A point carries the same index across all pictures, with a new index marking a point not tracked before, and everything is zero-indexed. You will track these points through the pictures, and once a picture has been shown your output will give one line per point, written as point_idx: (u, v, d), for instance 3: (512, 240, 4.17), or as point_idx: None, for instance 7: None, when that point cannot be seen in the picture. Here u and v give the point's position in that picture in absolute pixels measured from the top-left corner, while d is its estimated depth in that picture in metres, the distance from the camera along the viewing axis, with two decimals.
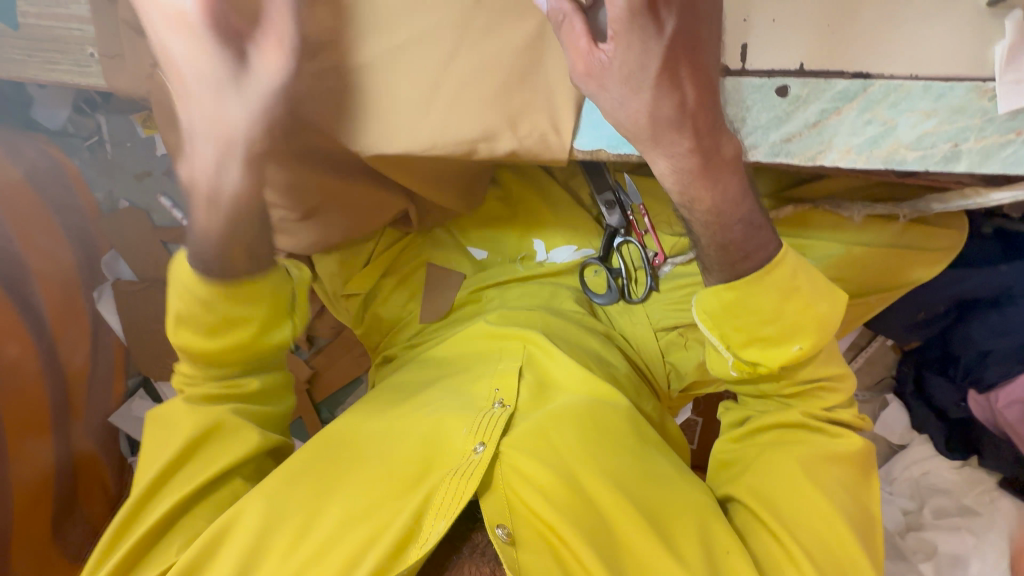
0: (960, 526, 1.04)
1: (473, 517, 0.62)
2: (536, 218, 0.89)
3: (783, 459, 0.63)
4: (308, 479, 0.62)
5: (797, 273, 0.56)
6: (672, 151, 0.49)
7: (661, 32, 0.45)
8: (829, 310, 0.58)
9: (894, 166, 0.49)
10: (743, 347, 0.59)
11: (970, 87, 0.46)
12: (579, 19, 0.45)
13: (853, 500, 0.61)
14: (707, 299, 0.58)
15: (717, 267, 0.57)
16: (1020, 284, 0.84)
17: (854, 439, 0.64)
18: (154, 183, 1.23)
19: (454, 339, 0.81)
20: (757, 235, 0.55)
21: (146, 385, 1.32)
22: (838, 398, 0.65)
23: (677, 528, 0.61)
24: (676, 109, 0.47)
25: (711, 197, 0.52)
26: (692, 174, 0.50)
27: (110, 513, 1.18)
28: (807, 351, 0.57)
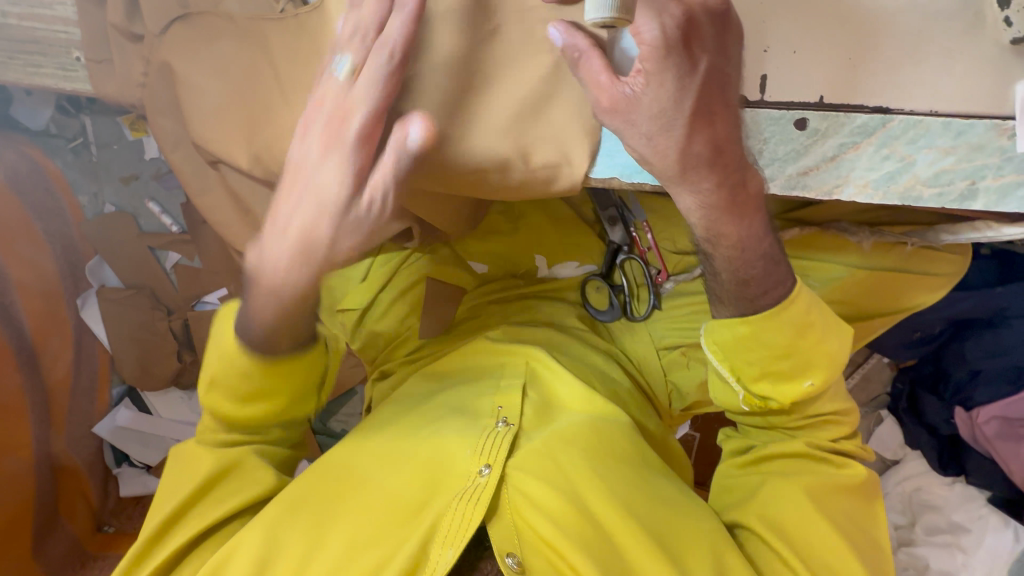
0: (950, 543, 1.03)
1: (481, 544, 0.59)
2: (538, 233, 0.88)
3: (791, 489, 0.63)
4: (307, 507, 0.60)
5: (810, 310, 0.57)
6: (698, 186, 0.49)
7: (693, 70, 0.46)
8: (839, 347, 0.59)
9: (909, 202, 0.48)
10: (755, 381, 0.60)
11: (989, 125, 0.46)
12: (598, 56, 0.46)
13: (858, 528, 0.62)
14: (720, 329, 0.59)
15: (731, 300, 0.58)
16: (1015, 305, 0.85)
17: (857, 469, 0.65)
18: (142, 187, 1.20)
19: (455, 355, 0.79)
20: (776, 273, 0.57)
21: (132, 394, 1.23)
22: (842, 431, 0.67)
23: (688, 556, 0.58)
24: (706, 146, 0.48)
25: (736, 232, 0.53)
26: (719, 210, 0.51)
27: (93, 527, 1.14)
28: (819, 386, 0.58)
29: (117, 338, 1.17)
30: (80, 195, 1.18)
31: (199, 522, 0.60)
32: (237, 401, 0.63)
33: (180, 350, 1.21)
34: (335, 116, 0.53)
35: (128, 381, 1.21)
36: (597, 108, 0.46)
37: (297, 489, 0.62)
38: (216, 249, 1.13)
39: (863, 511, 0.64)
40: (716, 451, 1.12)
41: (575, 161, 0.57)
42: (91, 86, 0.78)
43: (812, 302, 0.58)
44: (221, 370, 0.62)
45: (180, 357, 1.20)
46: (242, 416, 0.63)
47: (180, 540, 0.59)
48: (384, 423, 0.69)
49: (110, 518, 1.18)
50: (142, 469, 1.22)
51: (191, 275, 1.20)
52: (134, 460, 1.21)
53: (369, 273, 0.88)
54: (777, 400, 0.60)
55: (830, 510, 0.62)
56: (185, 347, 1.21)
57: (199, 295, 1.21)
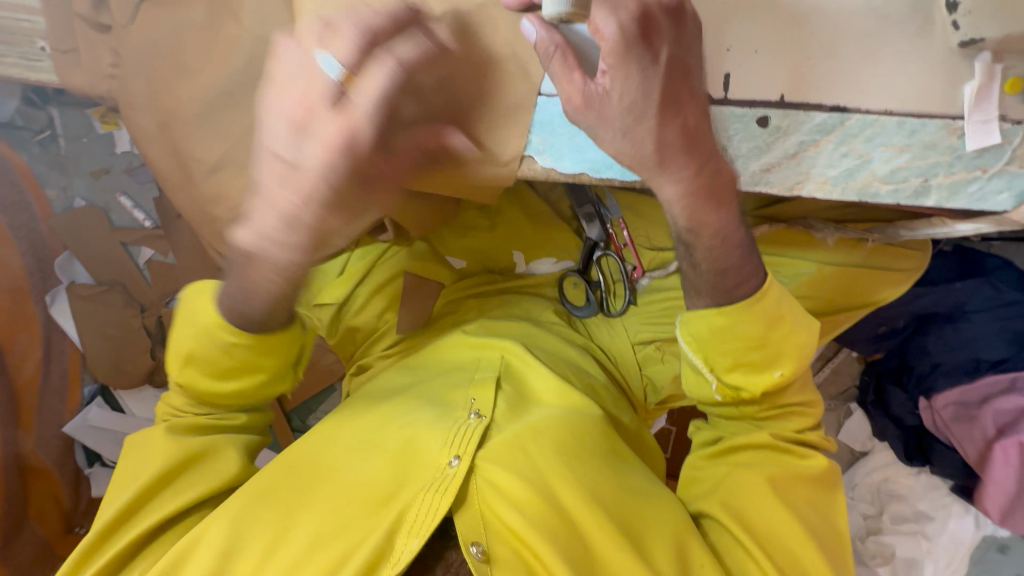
0: (916, 531, 1.07)
1: (447, 533, 0.60)
2: (515, 229, 0.88)
3: (753, 478, 0.64)
4: (271, 501, 0.61)
5: (780, 304, 0.59)
6: (678, 176, 0.50)
7: (656, 59, 0.46)
8: (808, 339, 0.61)
9: (868, 198, 0.51)
10: (728, 371, 0.61)
11: (941, 125, 0.47)
12: (568, 55, 0.47)
13: (817, 512, 0.64)
14: (697, 321, 0.59)
15: (709, 291, 0.58)
16: (973, 300, 0.89)
17: (822, 458, 0.66)
18: (113, 181, 1.17)
19: (429, 349, 0.80)
20: (750, 264, 0.58)
21: (105, 391, 1.20)
22: (807, 421, 0.68)
23: (651, 539, 0.60)
24: (680, 134, 0.48)
25: (716, 222, 0.53)
26: (698, 198, 0.51)
27: (68, 527, 1.12)
28: (788, 377, 0.60)
29: (87, 334, 1.14)
30: (48, 189, 1.15)
31: (160, 512, 0.60)
32: (213, 378, 0.64)
33: (153, 348, 1.16)
34: (326, 125, 0.45)
35: (100, 379, 1.18)
36: (568, 106, 0.47)
37: (262, 481, 0.63)
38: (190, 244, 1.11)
39: (819, 498, 0.65)
40: (691, 444, 1.14)
41: (547, 156, 0.58)
42: (56, 75, 0.82)
43: (782, 296, 0.59)
44: (199, 344, 0.63)
45: (154, 355, 1.16)
46: (214, 391, 0.65)
47: (139, 531, 0.59)
48: (355, 415, 0.70)
49: (81, 519, 1.14)
50: (114, 468, 1.18)
51: (165, 271, 1.17)
52: (105, 459, 1.18)
53: (344, 269, 0.88)
54: (749, 391, 0.61)
55: (787, 496, 0.63)
56: (158, 345, 1.17)
57: (173, 292, 1.17)
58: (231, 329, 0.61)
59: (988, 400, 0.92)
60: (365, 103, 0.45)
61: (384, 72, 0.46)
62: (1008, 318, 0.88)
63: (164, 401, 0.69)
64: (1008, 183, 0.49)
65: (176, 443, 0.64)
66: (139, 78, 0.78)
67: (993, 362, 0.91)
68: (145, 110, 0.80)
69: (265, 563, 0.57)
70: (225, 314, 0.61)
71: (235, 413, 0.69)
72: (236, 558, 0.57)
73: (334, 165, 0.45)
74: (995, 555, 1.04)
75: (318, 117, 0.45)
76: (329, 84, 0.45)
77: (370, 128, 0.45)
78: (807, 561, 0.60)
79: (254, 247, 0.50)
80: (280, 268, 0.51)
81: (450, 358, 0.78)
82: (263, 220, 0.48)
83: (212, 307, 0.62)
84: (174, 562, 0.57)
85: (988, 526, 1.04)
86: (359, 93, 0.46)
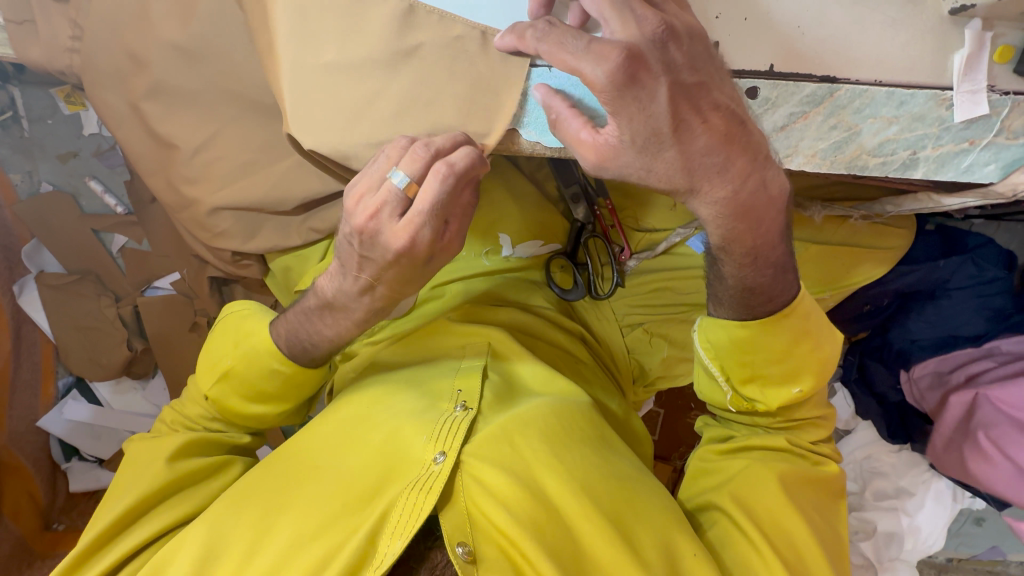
0: (896, 507, 1.11)
1: (432, 534, 0.59)
2: (504, 213, 0.84)
3: (763, 472, 0.65)
4: (256, 502, 0.61)
5: (807, 320, 0.60)
6: (711, 198, 0.50)
7: (653, 99, 0.44)
8: (830, 352, 0.63)
9: (855, 171, 0.51)
10: (743, 384, 0.64)
11: (930, 96, 0.47)
12: (574, 114, 0.48)
13: (816, 508, 0.65)
14: (714, 328, 0.62)
15: (730, 304, 0.60)
16: (956, 277, 0.88)
17: (830, 466, 0.68)
18: (82, 165, 1.12)
19: (416, 335, 0.78)
20: (782, 281, 0.58)
21: (81, 383, 1.16)
22: (821, 433, 0.70)
23: (640, 531, 0.60)
24: (707, 153, 0.47)
25: (750, 240, 0.54)
26: (732, 219, 0.51)
27: (45, 523, 1.10)
28: (806, 394, 0.62)
29: (60, 326, 1.10)
30: (12, 173, 1.09)
31: (160, 520, 0.64)
32: (244, 399, 0.71)
33: (130, 338, 1.13)
34: (388, 228, 0.52)
35: (77, 373, 1.14)
36: (584, 163, 0.48)
37: (252, 482, 0.63)
38: (165, 231, 1.06)
39: (819, 499, 0.66)
40: (679, 426, 1.15)
41: (532, 129, 0.54)
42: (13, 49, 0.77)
43: (811, 312, 0.60)
44: (241, 364, 0.69)
45: (130, 345, 1.13)
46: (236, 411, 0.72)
47: (137, 539, 0.63)
48: (343, 411, 0.68)
49: (60, 516, 1.12)
50: (93, 462, 1.16)
51: (140, 259, 1.13)
52: (84, 453, 1.15)
53: (327, 253, 0.86)
54: (763, 402, 0.64)
55: (793, 493, 0.64)
56: (136, 336, 1.14)
57: (149, 280, 1.14)
58: (280, 358, 0.68)
59: (963, 366, 0.94)
60: (423, 213, 0.51)
61: (441, 188, 0.50)
62: (986, 296, 0.89)
63: (171, 416, 0.75)
64: (995, 155, 0.49)
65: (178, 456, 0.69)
66: (107, 56, 0.75)
67: (971, 337, 0.93)
68: (116, 90, 0.77)
69: (247, 563, 0.56)
70: (282, 346, 0.68)
71: (238, 433, 0.77)
72: (216, 561, 0.57)
73: (402, 258, 0.54)
74: (971, 529, 1.11)
75: (382, 220, 0.52)
76: (394, 193, 0.51)
77: (425, 231, 0.52)
78: (802, 549, 0.61)
79: (336, 294, 0.61)
80: (358, 320, 0.63)
81: (435, 346, 0.76)
82: (346, 284, 0.59)
83: (273, 337, 0.68)
84: (159, 564, 0.58)
85: (965, 498, 1.08)
86: (418, 205, 0.51)
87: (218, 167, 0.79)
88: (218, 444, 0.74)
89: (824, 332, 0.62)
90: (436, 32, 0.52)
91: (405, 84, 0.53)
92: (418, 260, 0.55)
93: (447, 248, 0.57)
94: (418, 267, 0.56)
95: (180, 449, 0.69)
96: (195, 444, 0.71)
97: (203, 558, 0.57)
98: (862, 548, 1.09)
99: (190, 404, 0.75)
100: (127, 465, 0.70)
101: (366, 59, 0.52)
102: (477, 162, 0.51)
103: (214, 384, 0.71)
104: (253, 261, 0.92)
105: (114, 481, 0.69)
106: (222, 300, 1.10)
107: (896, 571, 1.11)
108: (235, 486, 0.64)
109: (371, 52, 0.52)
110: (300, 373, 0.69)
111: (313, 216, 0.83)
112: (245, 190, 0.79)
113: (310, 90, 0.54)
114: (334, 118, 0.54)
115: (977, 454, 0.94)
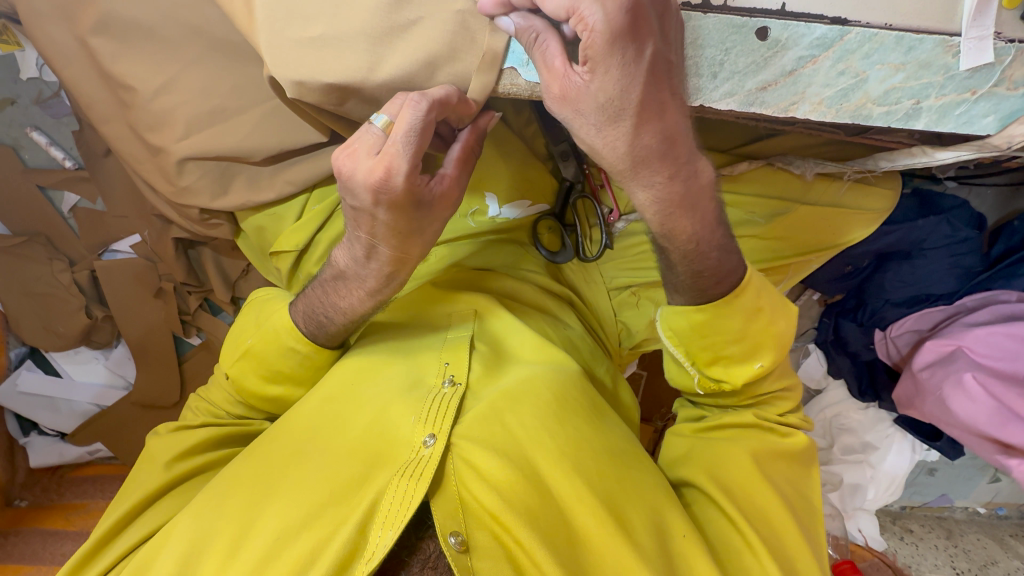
0: (862, 461, 1.19)
1: (422, 524, 0.57)
2: (489, 168, 0.80)
3: (732, 449, 0.66)
4: (237, 494, 0.58)
5: (758, 297, 0.60)
6: (649, 182, 0.47)
7: (639, 56, 0.40)
8: (784, 329, 0.62)
9: (859, 120, 0.51)
10: (710, 365, 0.63)
11: (938, 42, 0.46)
12: (555, 38, 0.42)
13: (788, 484, 0.66)
14: (675, 315, 0.61)
15: (686, 291, 0.58)
16: (932, 237, 0.91)
17: (798, 438, 0.68)
18: (20, 114, 0.95)
19: (402, 302, 0.76)
20: (727, 262, 0.57)
21: (36, 354, 1.09)
22: (790, 405, 0.71)
23: (632, 512, 0.59)
24: (657, 139, 0.44)
25: (691, 228, 0.52)
26: (671, 204, 0.50)
27: (6, 498, 1.04)
28: (767, 368, 0.62)
29: (9, 293, 1.02)
30: None
31: (154, 519, 0.63)
32: (262, 378, 0.69)
33: (88, 305, 1.06)
34: (363, 167, 0.48)
35: (30, 343, 1.07)
36: (545, 96, 0.44)
37: (232, 472, 0.61)
38: (124, 188, 0.98)
39: (793, 475, 0.67)
40: (660, 387, 1.17)
41: (532, 68, 0.49)
42: None
43: (760, 288, 0.60)
44: (263, 343, 0.67)
45: (89, 313, 1.06)
46: (245, 388, 0.70)
47: (129, 541, 0.61)
48: (326, 390, 0.66)
49: (21, 492, 1.07)
50: (55, 437, 1.12)
51: (95, 220, 1.03)
52: (44, 428, 1.11)
53: (304, 212, 0.81)
54: (728, 381, 0.63)
55: (766, 469, 0.65)
56: (95, 302, 1.07)
57: (106, 243, 1.05)
58: (300, 337, 0.66)
59: (937, 325, 0.97)
60: (402, 146, 0.46)
61: (421, 114, 0.46)
62: (958, 255, 0.92)
63: (195, 408, 0.76)
64: (995, 106, 0.49)
65: (180, 453, 0.68)
66: None
67: (944, 294, 0.96)
68: (60, 23, 0.68)
69: (231, 559, 0.54)
70: (300, 322, 0.66)
71: (259, 419, 0.76)
72: (199, 558, 0.55)
73: (381, 199, 0.49)
74: (924, 478, 1.22)
75: (358, 160, 0.48)
76: (373, 132, 0.47)
77: (405, 162, 0.47)
78: (783, 530, 0.61)
79: (348, 263, 0.60)
80: (370, 288, 0.60)
81: (420, 316, 0.74)
82: (355, 250, 0.57)
83: (290, 312, 0.67)
84: (142, 563, 0.56)
85: (922, 450, 1.15)
86: (392, 137, 0.46)
87: (181, 113, 0.72)
88: (236, 437, 0.73)
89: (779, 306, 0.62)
90: (436, 5, 0.48)
91: (402, 53, 0.49)
92: (400, 204, 0.50)
93: (445, 199, 0.54)
94: (409, 221, 0.52)
95: (192, 446, 0.69)
96: (206, 440, 0.70)
97: (185, 556, 0.55)
98: (828, 498, 1.20)
99: (215, 390, 0.75)
100: (139, 463, 0.71)
101: (357, 31, 0.48)
102: (451, 95, 0.48)
103: (232, 360, 0.70)
104: (223, 221, 0.85)
105: (127, 480, 0.70)
106: (188, 263, 1.04)
107: (857, 517, 1.22)
108: (216, 479, 0.62)
109: (361, 21, 0.48)
110: (320, 354, 0.67)
111: (285, 168, 0.78)
112: (213, 140, 0.73)
113: (295, 26, 0.48)
114: (318, 59, 0.49)
115: (959, 392, 0.91)
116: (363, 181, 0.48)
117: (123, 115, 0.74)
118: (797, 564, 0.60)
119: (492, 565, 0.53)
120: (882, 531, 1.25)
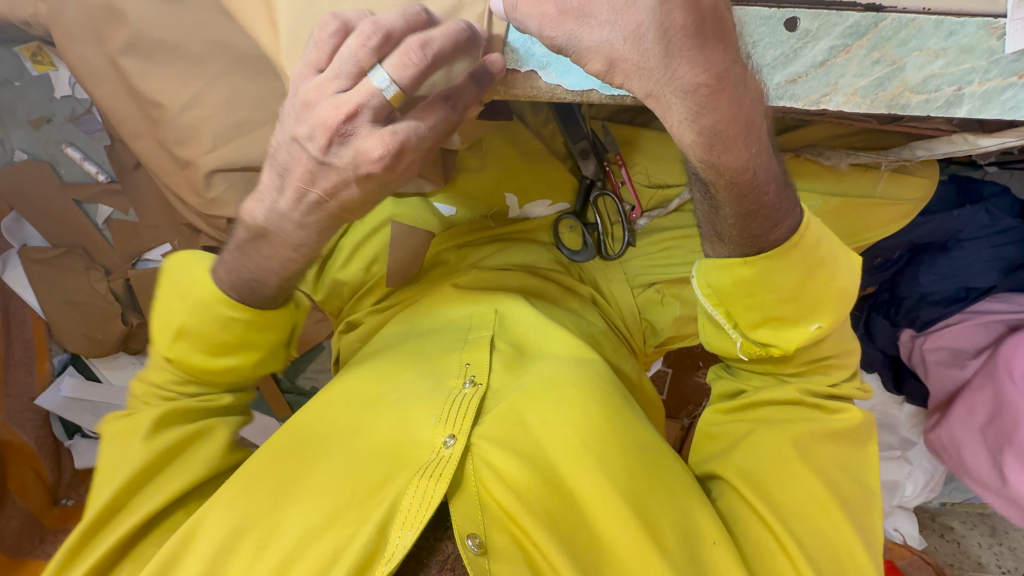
0: (899, 457, 1.15)
1: (441, 525, 0.57)
2: (506, 171, 0.81)
3: (772, 438, 0.64)
4: (264, 488, 0.60)
5: (820, 246, 0.57)
6: (686, 85, 0.42)
7: None
8: (847, 284, 0.60)
9: (897, 110, 0.48)
10: (753, 328, 0.61)
11: (981, 24, 0.44)
12: None
13: (846, 477, 0.63)
14: (714, 271, 0.59)
15: (733, 237, 0.56)
16: (969, 228, 0.87)
17: (853, 412, 0.65)
18: (56, 131, 0.99)
19: (424, 306, 0.77)
20: (783, 202, 0.55)
21: (77, 361, 1.14)
22: (844, 373, 0.68)
23: (659, 517, 0.58)
24: (685, 12, 0.39)
25: (738, 158, 0.48)
26: (719, 127, 0.45)
27: (52, 499, 1.09)
28: (825, 330, 0.60)
29: (49, 303, 1.06)
30: None
31: (143, 509, 0.58)
32: (207, 353, 0.64)
33: (125, 312, 1.09)
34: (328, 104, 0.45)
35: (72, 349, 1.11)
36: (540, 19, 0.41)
37: (260, 464, 0.62)
38: (153, 199, 1.00)
39: (847, 455, 0.64)
40: (686, 383, 1.16)
41: (552, 71, 0.49)
42: None
43: (819, 237, 0.57)
44: (193, 319, 0.62)
45: (126, 320, 1.09)
46: (191, 367, 0.64)
47: (122, 532, 0.57)
48: (352, 394, 0.67)
49: (67, 491, 1.12)
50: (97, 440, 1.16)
51: (128, 231, 1.06)
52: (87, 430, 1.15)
53: None
54: (779, 344, 0.61)
55: (817, 462, 0.63)
56: (130, 310, 1.10)
57: (139, 253, 1.08)
58: (232, 303, 0.61)
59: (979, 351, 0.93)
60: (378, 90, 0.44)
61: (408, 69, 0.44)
62: (999, 245, 0.88)
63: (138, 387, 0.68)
64: None
65: (144, 441, 0.61)
66: (80, 9, 0.69)
67: (982, 288, 0.93)
68: (91, 44, 0.71)
69: (258, 558, 0.55)
70: (229, 289, 0.61)
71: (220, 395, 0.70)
72: (231, 553, 0.56)
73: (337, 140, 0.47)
74: None
75: (324, 95, 0.45)
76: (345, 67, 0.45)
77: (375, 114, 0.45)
78: (825, 531, 0.59)
79: (269, 220, 0.55)
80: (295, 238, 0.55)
81: (439, 318, 0.74)
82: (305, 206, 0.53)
83: (212, 279, 0.62)
84: (165, 562, 0.55)
85: None
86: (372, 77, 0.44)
87: (207, 126, 0.74)
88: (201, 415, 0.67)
89: (840, 260, 0.59)
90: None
91: None
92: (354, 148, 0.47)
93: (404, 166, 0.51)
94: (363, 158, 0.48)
95: (155, 424, 0.63)
96: (168, 417, 0.64)
97: (216, 554, 0.55)
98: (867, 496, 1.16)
99: (156, 370, 0.68)
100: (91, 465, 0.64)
101: None
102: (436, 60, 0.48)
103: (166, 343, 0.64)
104: None
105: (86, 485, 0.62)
106: None
107: (894, 515, 1.18)
108: (245, 463, 0.63)
109: None
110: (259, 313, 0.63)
111: None
112: (240, 151, 0.75)
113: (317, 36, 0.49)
114: None
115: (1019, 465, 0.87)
116: (319, 122, 0.46)
117: (151, 130, 0.76)
118: (846, 563, 0.58)
119: (509, 567, 0.54)
120: (921, 528, 1.22)
